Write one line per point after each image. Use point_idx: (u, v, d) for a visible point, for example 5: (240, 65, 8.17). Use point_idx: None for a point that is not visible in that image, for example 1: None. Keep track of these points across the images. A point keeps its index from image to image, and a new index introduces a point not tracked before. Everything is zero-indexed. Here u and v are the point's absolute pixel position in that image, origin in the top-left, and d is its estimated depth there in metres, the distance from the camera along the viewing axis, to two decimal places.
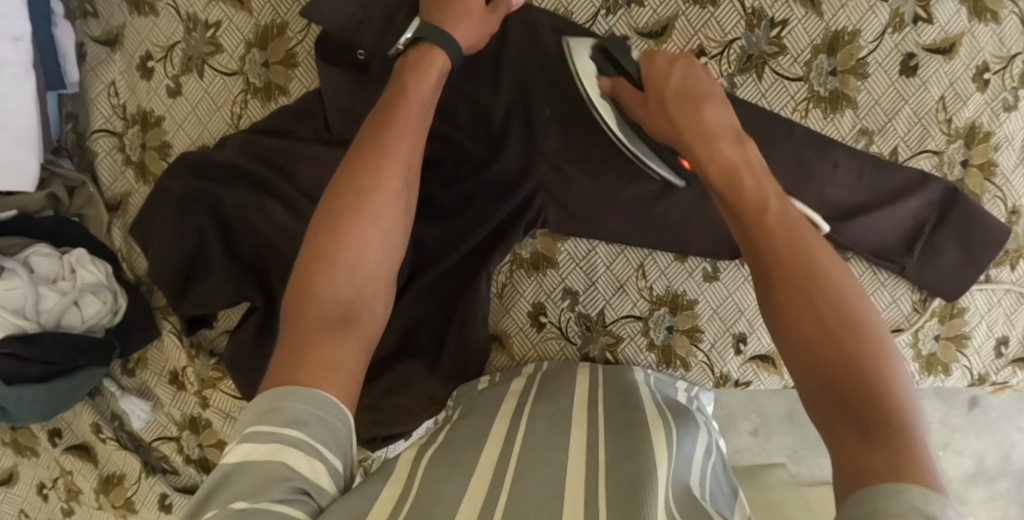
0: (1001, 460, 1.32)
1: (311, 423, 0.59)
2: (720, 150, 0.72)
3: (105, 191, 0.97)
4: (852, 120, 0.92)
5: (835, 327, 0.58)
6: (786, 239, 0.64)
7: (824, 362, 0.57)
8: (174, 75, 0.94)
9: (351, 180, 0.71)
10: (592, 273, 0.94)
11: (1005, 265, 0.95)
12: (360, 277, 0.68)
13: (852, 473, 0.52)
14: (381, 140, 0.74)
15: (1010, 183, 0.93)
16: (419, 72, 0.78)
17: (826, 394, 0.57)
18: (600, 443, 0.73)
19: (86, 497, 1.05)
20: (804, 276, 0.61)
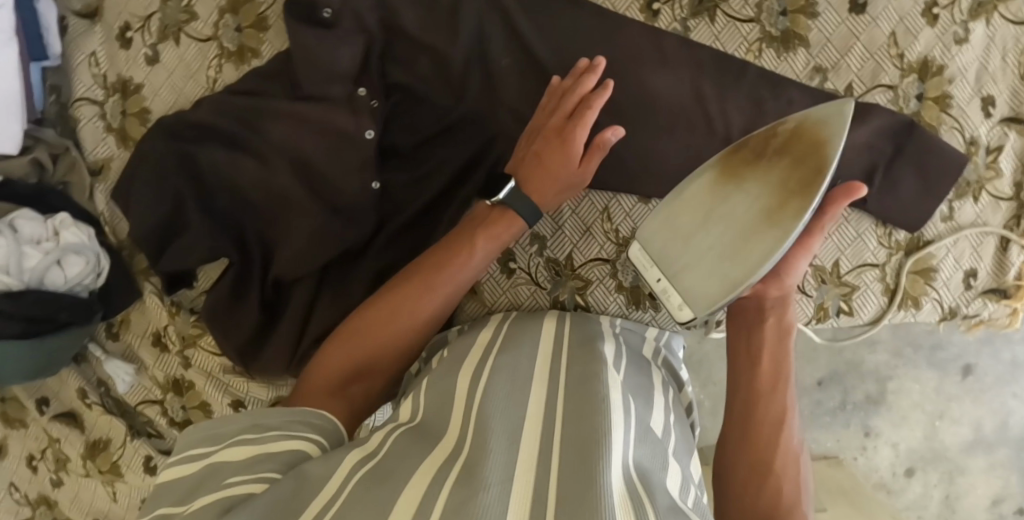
0: (998, 428, 1.32)
1: (295, 421, 0.73)
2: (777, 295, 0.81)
3: (87, 157, 1.00)
4: (805, 58, 0.94)
5: (766, 385, 0.79)
6: (771, 388, 0.79)
7: (754, 394, 0.79)
8: (152, 44, 0.98)
9: (389, 304, 0.85)
10: (559, 217, 0.97)
11: (968, 197, 0.96)
12: (381, 343, 0.83)
13: (737, 480, 0.77)
14: (411, 299, 0.85)
15: (966, 114, 0.95)
16: (492, 226, 0.86)
17: (753, 416, 0.78)
18: (557, 401, 0.77)
19: (73, 465, 1.06)
20: (763, 366, 0.80)
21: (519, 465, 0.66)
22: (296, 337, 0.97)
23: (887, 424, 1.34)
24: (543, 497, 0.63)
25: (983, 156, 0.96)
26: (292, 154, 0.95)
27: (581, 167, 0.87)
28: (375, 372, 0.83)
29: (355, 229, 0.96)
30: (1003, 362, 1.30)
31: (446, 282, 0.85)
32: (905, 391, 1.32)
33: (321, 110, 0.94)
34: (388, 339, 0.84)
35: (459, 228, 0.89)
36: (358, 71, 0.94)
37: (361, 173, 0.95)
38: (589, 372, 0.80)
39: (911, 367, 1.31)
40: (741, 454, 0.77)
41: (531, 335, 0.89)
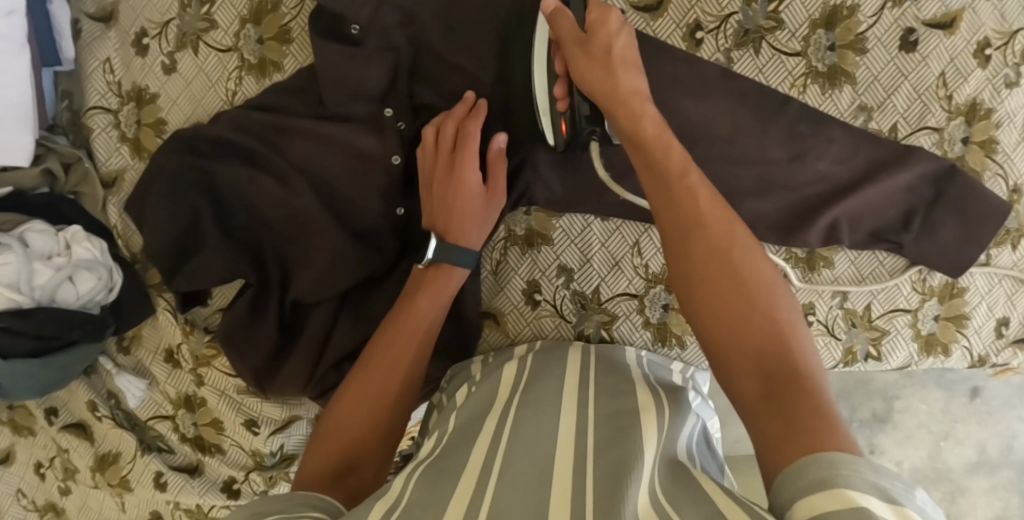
0: (1003, 451, 1.31)
1: (295, 501, 0.65)
2: (624, 76, 0.78)
3: (100, 168, 0.97)
4: (850, 96, 0.91)
5: (699, 262, 0.69)
6: (700, 217, 0.70)
7: (696, 275, 0.69)
8: (169, 52, 0.94)
9: (360, 375, 0.79)
10: (587, 249, 0.93)
11: (1006, 245, 0.94)
12: (364, 416, 0.77)
13: (734, 363, 0.65)
14: (380, 362, 0.80)
15: (1011, 160, 0.92)
16: (440, 275, 0.86)
17: (703, 303, 0.68)
18: (588, 432, 0.76)
19: (81, 476, 1.04)
20: (691, 235, 0.70)
21: (552, 506, 0.65)
22: (314, 359, 0.94)
23: (892, 442, 1.34)
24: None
25: None
26: (313, 175, 0.92)
27: (493, 192, 0.88)
28: (365, 449, 0.75)
29: (375, 257, 0.93)
30: (1013, 387, 1.28)
31: (411, 349, 0.81)
32: (912, 410, 1.31)
33: (347, 131, 0.90)
34: (366, 425, 0.76)
35: (403, 295, 0.87)
36: (385, 91, 0.90)
37: (383, 199, 0.92)
38: (620, 409, 0.79)
39: (920, 387, 1.30)
40: (688, 255, 0.70)
41: (559, 365, 0.87)
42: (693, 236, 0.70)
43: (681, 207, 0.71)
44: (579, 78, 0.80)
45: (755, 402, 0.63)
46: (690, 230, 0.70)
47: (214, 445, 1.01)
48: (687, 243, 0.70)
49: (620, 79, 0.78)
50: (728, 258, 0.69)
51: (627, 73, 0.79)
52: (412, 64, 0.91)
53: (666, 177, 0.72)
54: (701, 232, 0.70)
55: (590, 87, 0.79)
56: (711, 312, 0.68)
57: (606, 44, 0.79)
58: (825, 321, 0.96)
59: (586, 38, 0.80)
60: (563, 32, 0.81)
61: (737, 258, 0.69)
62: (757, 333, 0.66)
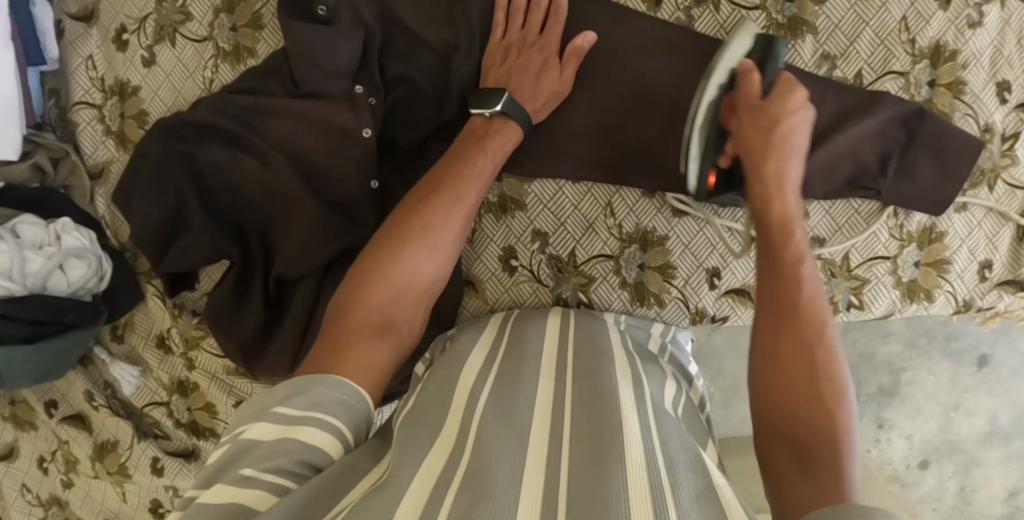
0: (1015, 419, 1.30)
1: (336, 407, 0.66)
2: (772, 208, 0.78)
3: (87, 160, 1.00)
4: (812, 45, 0.92)
5: (790, 352, 0.71)
6: (796, 289, 0.74)
7: (784, 360, 0.71)
8: (148, 46, 0.97)
9: (398, 236, 0.80)
10: (561, 213, 0.93)
11: (983, 186, 0.94)
12: (405, 292, 0.79)
13: (797, 432, 0.67)
14: (423, 229, 0.81)
15: (980, 100, 0.92)
16: (495, 134, 0.87)
17: (780, 360, 0.71)
18: (565, 401, 0.74)
19: (81, 467, 1.06)
20: (793, 291, 0.74)
21: (529, 455, 0.64)
22: (299, 335, 0.96)
23: (901, 416, 1.33)
24: (554, 499, 0.59)
25: (999, 143, 0.93)
26: (290, 153, 0.94)
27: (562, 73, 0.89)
28: (398, 320, 0.78)
29: (352, 228, 0.95)
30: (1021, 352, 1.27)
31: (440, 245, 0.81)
32: (919, 382, 1.30)
33: (319, 108, 0.92)
34: (385, 312, 0.77)
35: (454, 148, 0.87)
36: (355, 69, 0.92)
37: (358, 171, 0.94)
38: (597, 371, 0.78)
39: (926, 358, 1.29)
40: (773, 336, 0.72)
41: (536, 335, 0.87)
42: (774, 312, 0.73)
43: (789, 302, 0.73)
44: (740, 144, 0.81)
45: (788, 454, 0.67)
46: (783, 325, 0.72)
47: (209, 429, 1.03)
48: (763, 356, 0.72)
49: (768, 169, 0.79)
50: (799, 369, 0.70)
51: (778, 155, 0.79)
52: (382, 40, 0.93)
53: (772, 237, 0.77)
54: (802, 323, 0.72)
55: (744, 150, 0.80)
56: (776, 384, 0.70)
57: (775, 116, 0.80)
58: None
59: (761, 108, 0.81)
60: (746, 90, 0.82)
61: (813, 343, 0.71)
62: (805, 425, 0.67)
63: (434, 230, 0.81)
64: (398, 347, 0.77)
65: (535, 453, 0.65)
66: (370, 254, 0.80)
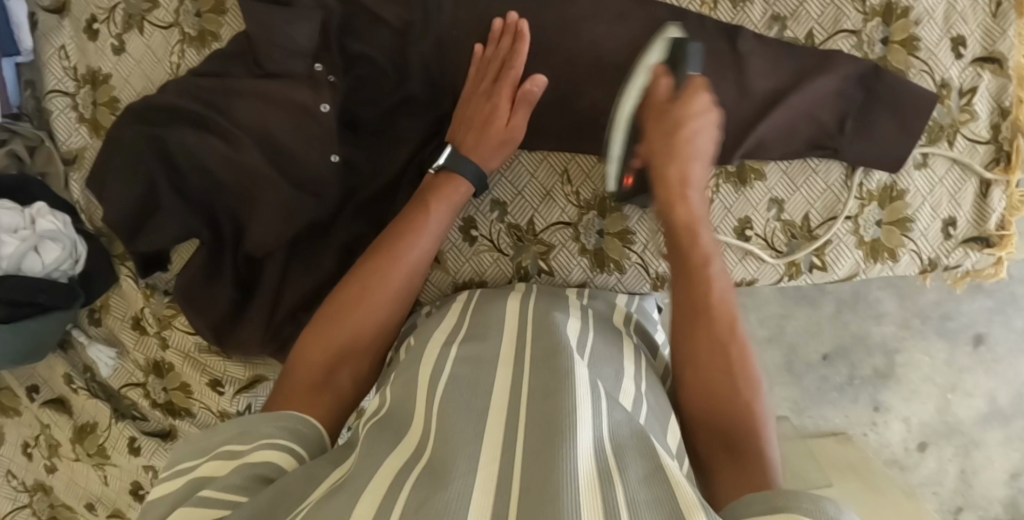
0: (1014, 398, 1.31)
1: (281, 429, 0.70)
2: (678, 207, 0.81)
3: (61, 148, 1.03)
4: (762, 7, 0.92)
5: (705, 341, 0.75)
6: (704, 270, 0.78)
7: (699, 354, 0.75)
8: (118, 34, 1.01)
9: (350, 292, 0.83)
10: (518, 182, 0.95)
11: (943, 141, 0.93)
12: (356, 340, 0.82)
13: (712, 421, 0.72)
14: (371, 282, 0.84)
15: (935, 56, 0.92)
16: (444, 188, 0.88)
17: (693, 347, 0.75)
18: (524, 379, 0.71)
19: (63, 450, 1.09)
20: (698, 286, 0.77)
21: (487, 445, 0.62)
22: (267, 315, 0.99)
23: (897, 397, 1.34)
24: (509, 491, 0.57)
25: (956, 99, 0.92)
26: (253, 133, 0.96)
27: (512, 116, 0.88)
28: (353, 358, 0.81)
29: (318, 204, 0.97)
30: (1016, 330, 1.29)
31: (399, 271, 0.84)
32: (915, 363, 1.33)
33: (282, 86, 0.94)
34: (352, 337, 0.81)
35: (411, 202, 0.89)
36: (315, 48, 0.94)
37: (319, 148, 0.95)
38: (555, 347, 0.74)
39: (921, 339, 1.32)
40: (686, 334, 0.76)
41: (501, 312, 0.85)
42: (698, 299, 0.77)
43: (698, 294, 0.77)
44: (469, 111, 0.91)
45: (714, 446, 0.71)
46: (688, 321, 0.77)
47: (184, 409, 1.05)
48: (688, 348, 0.75)
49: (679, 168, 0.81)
50: (702, 351, 0.74)
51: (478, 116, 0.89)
52: (341, 19, 0.94)
53: (680, 237, 0.80)
54: (703, 311, 0.76)
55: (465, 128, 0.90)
56: (697, 373, 0.74)
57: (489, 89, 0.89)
58: (764, 235, 0.95)
59: (667, 108, 0.82)
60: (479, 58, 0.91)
61: (721, 328, 0.75)
62: (715, 411, 0.72)
63: (385, 283, 0.84)
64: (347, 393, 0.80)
65: (492, 448, 0.62)
66: (326, 310, 0.83)
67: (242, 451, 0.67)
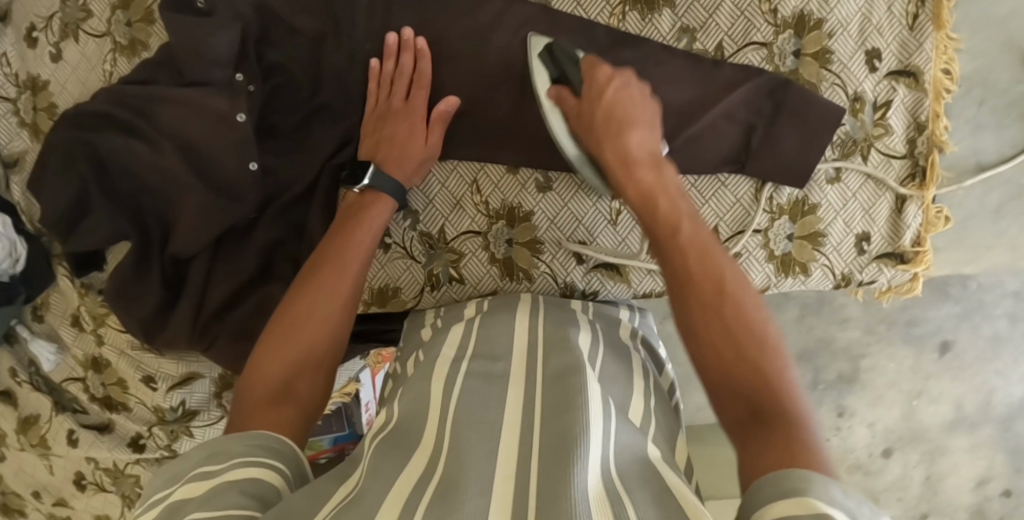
0: (981, 406, 1.26)
1: (259, 446, 0.67)
2: (642, 176, 0.80)
3: (2, 152, 1.07)
4: (671, 19, 0.92)
5: (737, 351, 0.66)
6: (717, 275, 0.70)
7: (716, 348, 0.67)
8: (55, 43, 1.04)
9: (296, 305, 0.80)
10: (429, 191, 0.96)
11: (856, 156, 0.92)
12: (310, 352, 0.78)
13: (739, 413, 0.65)
14: (318, 292, 0.81)
15: (848, 69, 0.91)
16: (373, 204, 0.88)
17: (703, 343, 0.68)
18: (535, 397, 0.73)
19: (10, 440, 1.14)
20: (724, 312, 0.68)
21: (496, 455, 0.65)
22: (193, 315, 1.01)
23: (861, 402, 1.29)
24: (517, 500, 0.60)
25: (870, 113, 0.91)
26: (175, 140, 0.98)
27: (429, 135, 0.91)
28: (311, 368, 0.77)
29: (236, 207, 0.99)
30: (983, 337, 1.23)
31: (338, 276, 0.82)
32: (880, 368, 1.27)
33: (199, 95, 0.96)
34: (310, 344, 0.78)
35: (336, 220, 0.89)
36: (234, 57, 0.95)
37: (237, 155, 0.97)
38: (567, 366, 0.76)
39: (886, 344, 1.26)
40: (698, 329, 0.69)
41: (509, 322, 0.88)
42: (710, 302, 0.69)
43: (698, 255, 0.72)
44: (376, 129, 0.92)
45: (741, 418, 0.65)
46: (716, 298, 0.69)
47: (121, 403, 1.10)
48: (706, 344, 0.68)
49: (627, 139, 0.82)
50: (731, 320, 0.68)
51: (394, 134, 0.90)
52: (258, 29, 0.96)
53: (665, 229, 0.75)
54: (719, 305, 0.69)
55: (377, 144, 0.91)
56: (714, 369, 0.67)
57: (397, 109, 0.91)
58: None
59: (638, 101, 0.84)
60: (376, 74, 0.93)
61: (729, 310, 0.68)
62: (744, 395, 0.65)
63: (332, 289, 0.81)
64: (304, 407, 0.75)
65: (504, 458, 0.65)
66: (276, 325, 0.79)
67: (217, 472, 0.64)
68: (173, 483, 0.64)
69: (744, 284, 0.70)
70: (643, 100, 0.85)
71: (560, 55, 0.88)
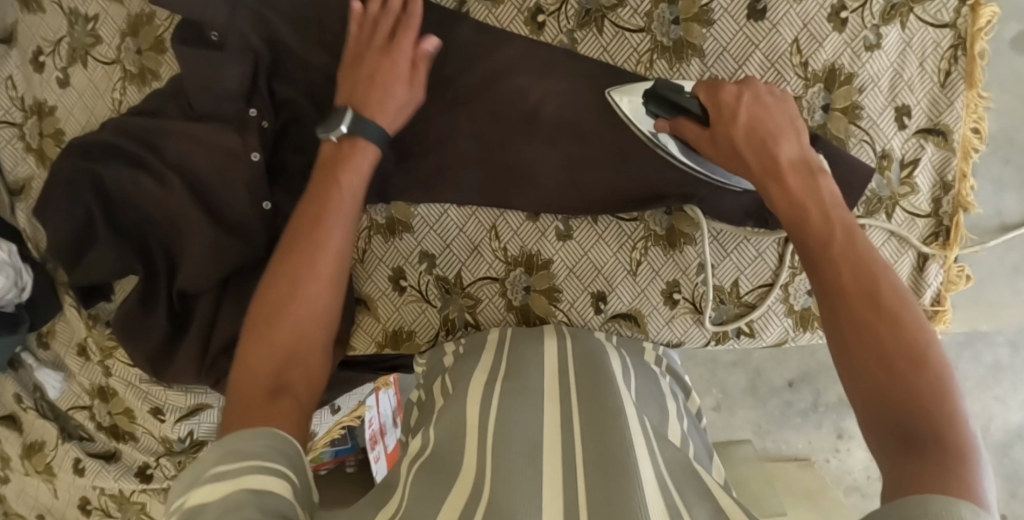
0: (980, 432, 1.27)
1: (273, 448, 0.63)
2: (793, 184, 0.73)
3: (8, 178, 1.05)
4: (699, 69, 0.90)
5: (890, 364, 0.61)
6: (876, 285, 0.65)
7: (872, 371, 0.61)
8: (62, 68, 1.02)
9: (273, 294, 0.77)
10: (446, 235, 0.95)
11: (880, 213, 0.91)
12: (295, 341, 0.75)
13: (892, 448, 0.58)
14: (294, 271, 0.78)
15: (877, 125, 0.89)
16: (352, 157, 0.83)
17: (860, 368, 0.62)
18: (572, 419, 0.75)
19: (14, 465, 1.13)
20: (877, 323, 0.63)
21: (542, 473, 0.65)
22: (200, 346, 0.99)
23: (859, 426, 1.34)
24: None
25: (897, 171, 0.90)
26: (184, 174, 0.97)
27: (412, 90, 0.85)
28: (300, 352, 0.75)
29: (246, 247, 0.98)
30: (985, 365, 1.24)
31: (308, 308, 0.77)
32: None
33: (208, 131, 0.94)
34: (295, 332, 0.76)
35: (313, 182, 0.83)
36: (245, 91, 0.93)
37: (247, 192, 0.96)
38: (601, 390, 0.79)
39: None
40: (849, 345, 0.63)
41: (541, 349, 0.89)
42: (859, 309, 0.64)
43: (853, 273, 0.66)
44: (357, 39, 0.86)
45: (897, 459, 0.57)
46: (870, 317, 0.63)
47: (128, 432, 1.09)
48: (860, 363, 0.62)
49: (776, 151, 0.75)
50: (888, 338, 0.62)
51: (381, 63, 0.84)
52: (271, 64, 0.94)
53: (813, 235, 0.70)
54: (875, 318, 0.63)
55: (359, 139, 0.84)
56: (864, 392, 0.61)
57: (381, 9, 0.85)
58: (692, 298, 0.93)
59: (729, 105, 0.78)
60: None
61: (883, 329, 0.62)
62: (897, 428, 0.58)
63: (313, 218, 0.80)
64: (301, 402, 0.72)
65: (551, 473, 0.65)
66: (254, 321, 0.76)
67: (229, 478, 0.59)
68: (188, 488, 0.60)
69: (906, 300, 0.64)
70: (778, 105, 0.79)
71: (672, 94, 0.82)
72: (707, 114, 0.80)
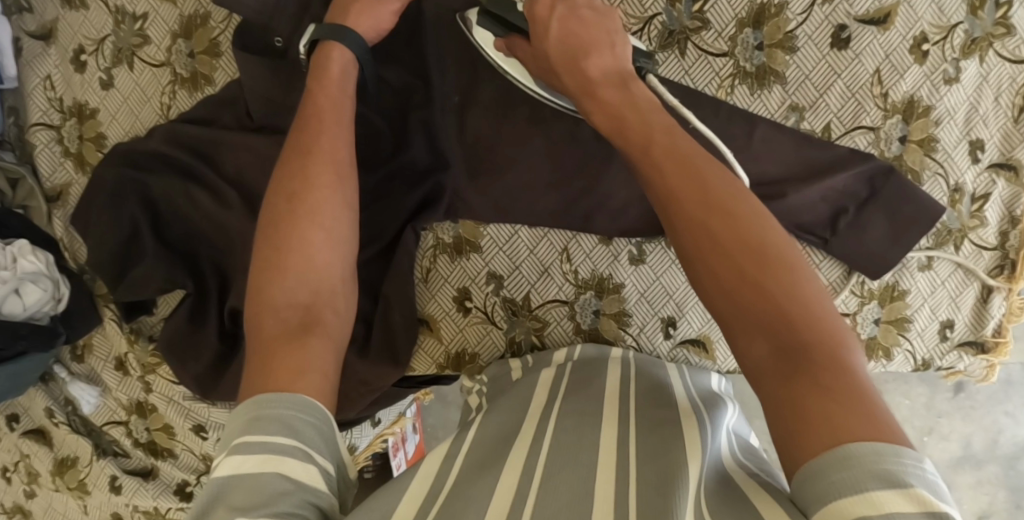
0: (988, 444, 1.23)
1: (311, 426, 0.59)
2: (608, 97, 0.68)
3: (44, 184, 1.00)
4: (780, 96, 0.89)
5: (740, 265, 0.58)
6: (704, 182, 0.61)
7: (722, 280, 0.58)
8: (106, 68, 0.96)
9: (274, 230, 0.69)
10: (516, 256, 0.93)
11: (949, 245, 0.92)
12: (316, 278, 0.68)
13: (765, 361, 0.56)
14: (300, 205, 0.71)
15: (951, 159, 0.90)
16: (325, 66, 0.78)
17: (713, 281, 0.59)
18: (629, 442, 0.70)
19: (43, 480, 1.08)
20: (714, 226, 0.59)
21: (595, 489, 0.62)
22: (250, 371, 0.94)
23: None
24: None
25: (968, 204, 0.91)
26: (240, 187, 0.93)
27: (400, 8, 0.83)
28: (321, 294, 0.68)
29: None
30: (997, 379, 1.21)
31: (305, 262, 0.68)
32: (894, 405, 1.25)
33: (272, 145, 0.91)
34: (318, 267, 0.69)
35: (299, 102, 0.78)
36: None
37: None
38: (662, 418, 0.74)
39: (902, 382, 1.23)
40: (700, 259, 0.60)
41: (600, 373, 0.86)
42: (692, 215, 0.60)
43: (679, 175, 0.62)
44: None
45: (772, 370, 0.55)
46: (705, 217, 0.60)
47: (167, 449, 1.05)
48: (712, 274, 0.59)
49: (588, 68, 0.70)
50: (730, 240, 0.59)
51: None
52: None
53: (632, 144, 0.65)
54: (711, 220, 0.60)
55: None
56: (721, 303, 0.58)
57: None
58: None
59: (549, 18, 0.72)
60: None
61: (722, 229, 0.59)
62: (763, 335, 0.56)
63: (315, 156, 0.73)
64: (333, 336, 0.66)
65: (603, 489, 0.62)
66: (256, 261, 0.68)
67: (259, 453, 0.56)
68: (220, 450, 0.58)
69: (739, 193, 0.61)
70: (601, 20, 0.72)
71: (499, 10, 0.76)
72: (530, 35, 0.74)
